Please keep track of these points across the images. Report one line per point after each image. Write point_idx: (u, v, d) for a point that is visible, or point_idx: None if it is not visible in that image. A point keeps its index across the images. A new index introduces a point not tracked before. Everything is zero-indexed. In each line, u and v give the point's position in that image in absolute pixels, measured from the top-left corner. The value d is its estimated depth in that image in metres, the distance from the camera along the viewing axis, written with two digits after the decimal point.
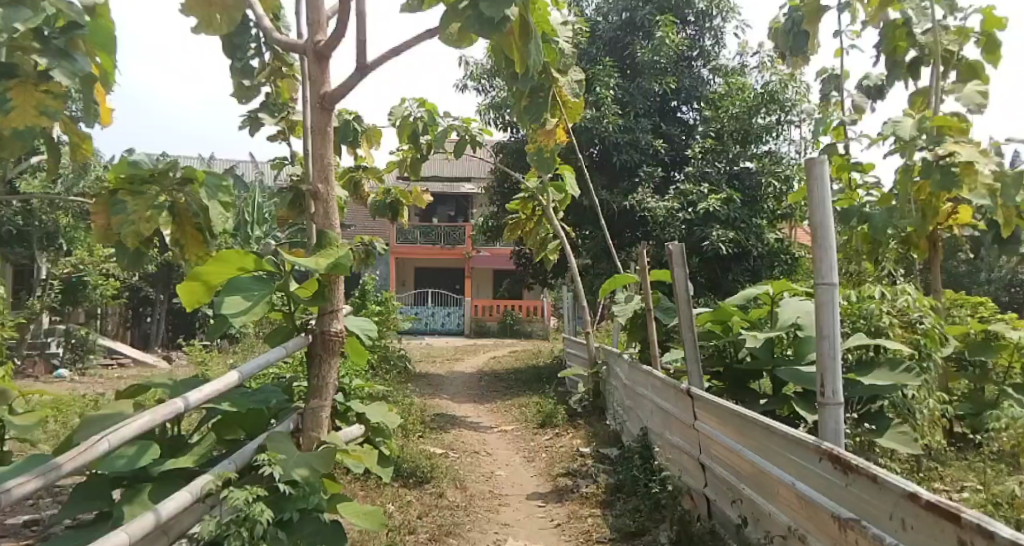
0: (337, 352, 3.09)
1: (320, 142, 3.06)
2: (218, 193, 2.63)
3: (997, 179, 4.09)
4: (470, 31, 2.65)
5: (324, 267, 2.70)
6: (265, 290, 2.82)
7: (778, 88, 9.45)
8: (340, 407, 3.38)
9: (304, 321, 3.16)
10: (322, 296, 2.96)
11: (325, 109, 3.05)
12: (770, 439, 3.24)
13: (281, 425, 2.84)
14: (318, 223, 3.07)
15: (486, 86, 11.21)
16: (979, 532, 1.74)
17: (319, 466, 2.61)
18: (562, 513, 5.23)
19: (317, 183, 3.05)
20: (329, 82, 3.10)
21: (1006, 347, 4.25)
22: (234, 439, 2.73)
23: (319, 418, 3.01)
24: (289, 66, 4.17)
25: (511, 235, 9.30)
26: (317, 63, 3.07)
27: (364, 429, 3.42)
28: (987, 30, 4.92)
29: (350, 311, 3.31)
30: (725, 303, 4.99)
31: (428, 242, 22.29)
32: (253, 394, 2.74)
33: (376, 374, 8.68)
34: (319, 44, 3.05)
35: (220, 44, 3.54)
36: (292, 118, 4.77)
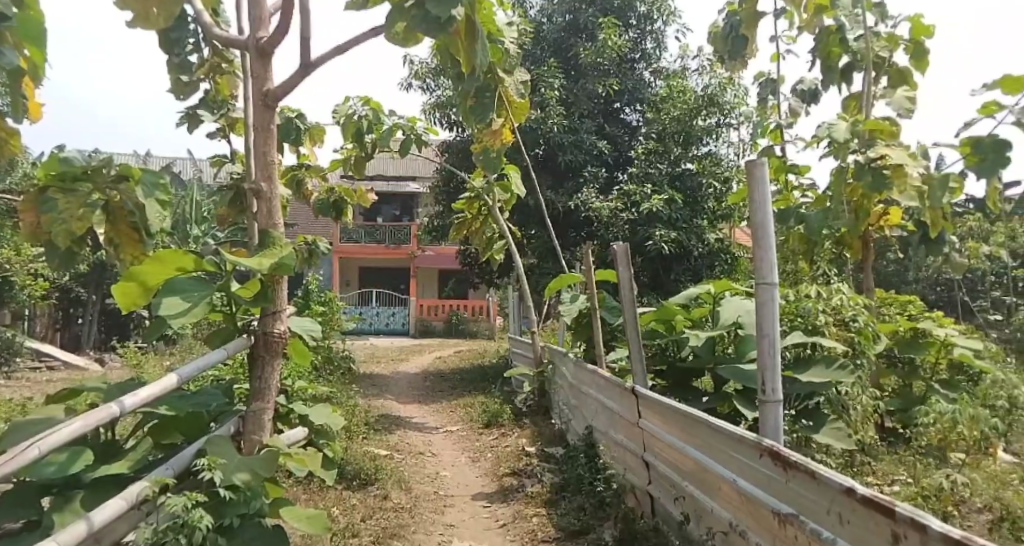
0: (280, 353, 3.00)
1: (263, 140, 2.98)
2: (155, 191, 2.52)
3: (924, 182, 4.29)
4: (416, 31, 2.63)
5: (267, 268, 2.61)
6: (205, 291, 2.69)
7: (717, 91, 9.72)
8: (282, 409, 3.30)
9: (245, 321, 3.06)
10: (266, 296, 2.86)
11: (268, 106, 2.96)
12: (712, 437, 3.33)
13: (221, 429, 2.74)
14: (261, 221, 2.98)
15: (431, 85, 11.14)
16: (912, 525, 1.83)
17: (262, 470, 2.53)
18: (507, 513, 5.23)
19: (260, 182, 2.97)
20: (271, 79, 3.01)
21: (933, 345, 4.46)
22: (171, 444, 2.64)
23: (261, 421, 2.93)
24: (229, 62, 4.05)
25: (457, 235, 9.27)
26: (259, 59, 2.98)
27: (308, 431, 3.35)
28: (915, 38, 5.16)
29: (293, 312, 3.22)
30: (668, 303, 5.10)
31: (372, 242, 22.06)
32: (191, 396, 2.64)
33: (319, 376, 8.54)
34: (261, 41, 2.96)
35: (156, 40, 3.39)
36: (233, 115, 4.63)
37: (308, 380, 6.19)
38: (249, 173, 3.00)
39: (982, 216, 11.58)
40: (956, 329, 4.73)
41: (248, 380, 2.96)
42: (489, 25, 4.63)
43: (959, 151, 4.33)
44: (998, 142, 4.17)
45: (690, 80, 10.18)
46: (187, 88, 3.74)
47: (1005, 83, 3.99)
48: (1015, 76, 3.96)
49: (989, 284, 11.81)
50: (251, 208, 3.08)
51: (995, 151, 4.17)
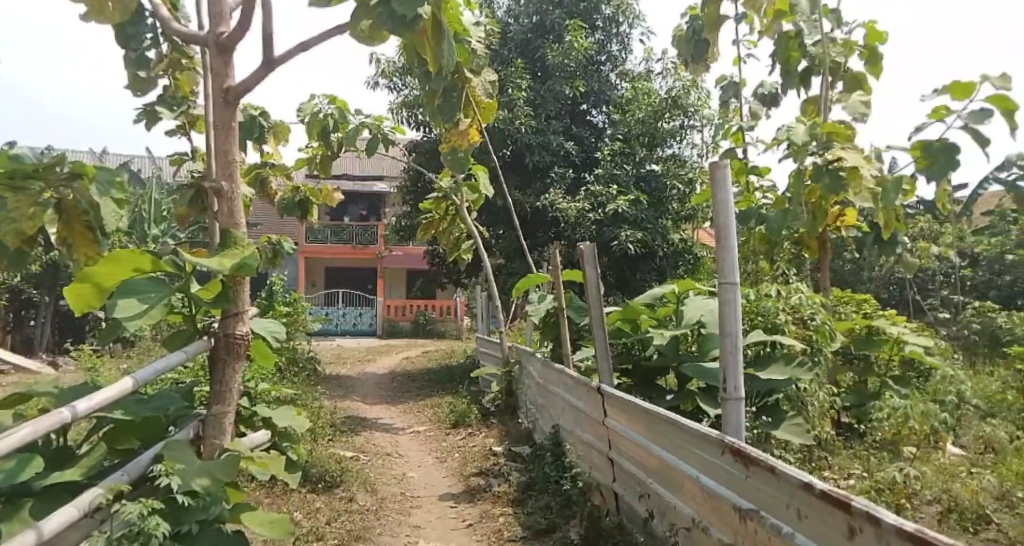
0: (242, 355, 2.95)
1: (224, 137, 2.93)
2: (111, 190, 2.45)
3: (879, 184, 4.42)
4: (381, 28, 2.60)
5: (229, 268, 2.56)
6: (162, 292, 2.63)
7: (681, 94, 9.86)
8: (244, 412, 3.23)
9: (205, 323, 3.00)
10: (226, 297, 2.80)
11: (229, 103, 2.91)
12: (676, 434, 3.37)
13: (180, 433, 2.68)
14: (222, 220, 2.93)
15: (398, 85, 11.07)
16: (868, 519, 1.88)
17: (221, 474, 2.49)
18: (473, 513, 5.23)
19: (221, 181, 2.92)
20: (232, 76, 2.96)
21: (886, 342, 4.59)
22: (127, 449, 2.58)
23: (222, 424, 2.89)
24: (189, 58, 3.97)
25: (424, 235, 9.24)
26: (219, 55, 2.93)
27: (270, 434, 3.29)
28: (870, 43, 5.28)
29: (256, 313, 3.16)
30: (633, 302, 5.16)
31: (338, 242, 21.84)
32: (147, 400, 2.58)
33: (284, 377, 8.44)
34: (222, 36, 2.91)
35: (112, 35, 3.31)
36: (193, 112, 4.54)
37: (270, 383, 6.11)
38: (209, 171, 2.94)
39: (933, 217, 11.95)
40: (909, 326, 4.87)
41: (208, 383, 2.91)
42: (455, 25, 4.62)
43: (911, 153, 4.45)
44: (947, 146, 4.31)
45: (655, 82, 10.28)
46: (145, 84, 3.67)
47: (956, 89, 4.11)
48: (964, 81, 4.08)
49: (939, 283, 12.19)
50: (212, 206, 3.02)
51: (945, 154, 4.30)
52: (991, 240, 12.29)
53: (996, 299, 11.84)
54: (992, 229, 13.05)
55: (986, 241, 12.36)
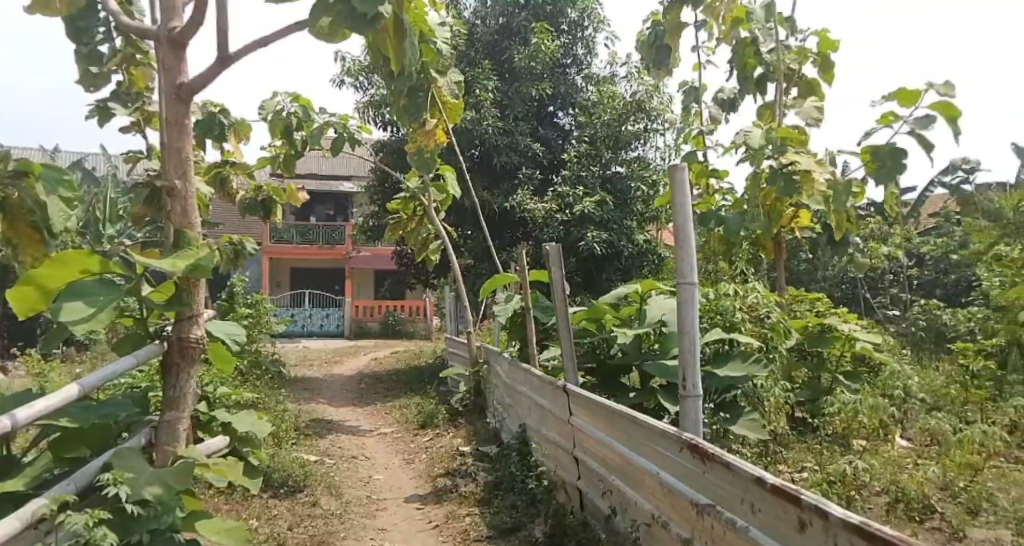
0: (197, 359, 2.86)
1: (176, 135, 2.86)
2: (59, 188, 2.42)
3: (830, 187, 4.59)
4: (341, 27, 2.55)
5: (182, 270, 2.45)
6: (113, 294, 2.49)
7: (644, 98, 10.01)
8: (202, 416, 3.14)
9: (159, 326, 2.92)
10: (180, 299, 2.69)
11: (182, 99, 2.87)
12: (637, 431, 3.44)
13: (131, 440, 2.63)
14: (175, 219, 2.85)
15: (364, 83, 11.03)
16: (816, 513, 1.96)
17: (174, 482, 2.42)
18: (440, 514, 5.24)
19: (174, 178, 2.83)
20: (186, 72, 2.91)
21: (838, 339, 4.73)
22: (77, 458, 2.49)
23: (175, 430, 2.78)
24: (145, 52, 3.85)
25: (391, 235, 9.22)
26: (172, 51, 2.87)
27: (228, 439, 3.19)
28: (822, 52, 5.44)
29: (212, 314, 3.02)
30: (598, 302, 5.24)
31: (304, 242, 21.63)
32: (96, 405, 2.51)
33: (246, 381, 8.35)
34: (174, 31, 2.85)
35: (63, 29, 3.27)
36: (149, 109, 4.37)
37: (230, 386, 6.05)
38: (162, 169, 2.88)
39: (883, 218, 12.30)
40: (860, 324, 5.02)
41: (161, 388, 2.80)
42: (420, 25, 4.64)
43: (860, 158, 4.58)
44: (895, 151, 4.45)
45: (620, 85, 10.41)
46: (97, 80, 3.54)
47: (903, 95, 4.26)
48: (910, 88, 4.23)
49: (891, 283, 12.56)
50: (164, 204, 2.94)
51: (892, 158, 4.45)
52: (935, 241, 12.66)
53: (941, 298, 12.21)
54: (938, 230, 13.47)
55: (932, 242, 12.75)
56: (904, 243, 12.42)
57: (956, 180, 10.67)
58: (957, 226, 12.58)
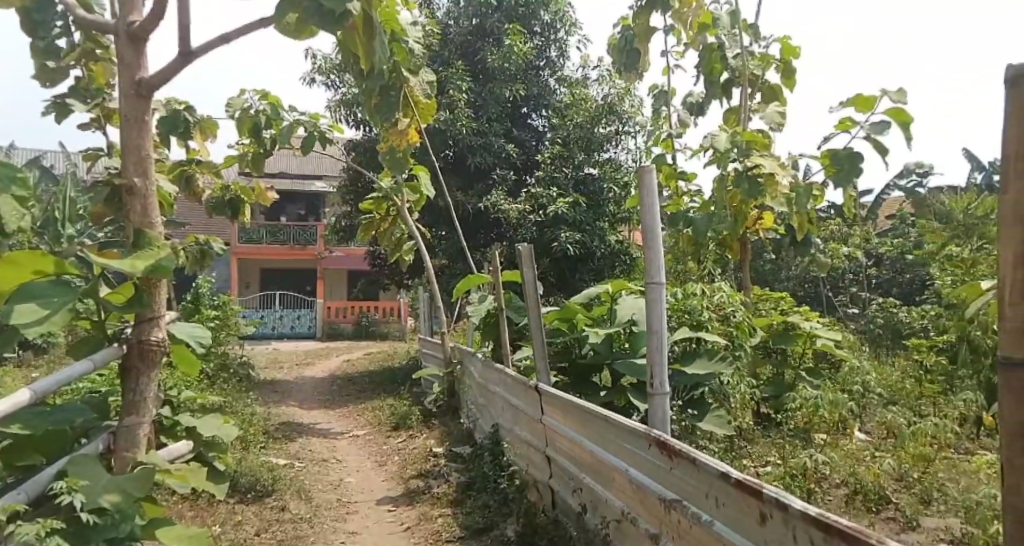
0: (161, 363, 2.30)
1: (135, 135, 2.26)
2: (12, 185, 2.12)
3: (793, 189, 4.76)
4: (308, 24, 2.21)
5: (144, 271, 1.95)
6: (69, 296, 2.00)
7: (616, 100, 10.18)
8: (165, 420, 2.63)
9: (118, 329, 2.37)
10: (143, 300, 2.18)
11: (143, 97, 2.26)
12: (607, 429, 3.49)
13: (86, 446, 2.13)
14: (134, 220, 2.24)
15: (335, 82, 10.99)
16: (777, 505, 2.02)
17: (135, 490, 1.97)
18: (412, 515, 5.25)
19: (133, 179, 2.24)
20: (148, 69, 2.32)
21: (800, 337, 4.86)
22: (31, 466, 2.10)
23: (136, 437, 2.22)
24: (105, 47, 3.59)
25: (364, 235, 9.16)
26: (130, 45, 2.28)
27: (194, 445, 2.65)
28: (784, 58, 5.56)
29: (175, 314, 2.53)
30: (570, 302, 5.31)
31: (275, 242, 21.43)
32: (50, 411, 2.05)
33: (212, 385, 8.25)
34: (134, 24, 2.27)
35: (17, 23, 2.99)
36: (109, 106, 3.98)
37: (195, 390, 6.00)
38: (119, 169, 2.28)
39: (842, 220, 12.62)
40: (821, 322, 5.16)
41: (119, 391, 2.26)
42: (391, 23, 4.64)
43: (820, 161, 4.71)
44: (852, 155, 4.58)
45: (592, 88, 10.53)
46: (54, 74, 3.42)
47: (859, 102, 4.39)
48: (866, 95, 4.36)
49: (851, 283, 12.91)
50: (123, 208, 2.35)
51: (850, 162, 4.58)
52: (892, 242, 13.00)
53: (897, 296, 12.56)
54: (893, 231, 13.88)
55: (889, 243, 13.07)
56: (862, 244, 12.74)
57: (910, 183, 10.95)
58: (910, 228, 12.97)
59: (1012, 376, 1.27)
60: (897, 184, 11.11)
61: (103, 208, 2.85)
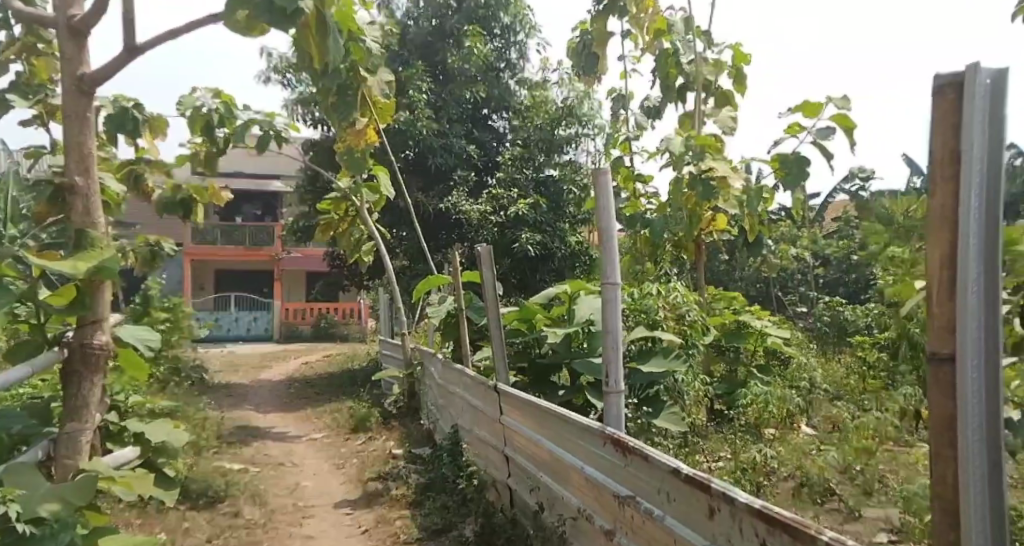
0: (103, 369, 2.23)
1: (76, 132, 2.19)
2: None
3: (744, 192, 4.87)
4: (259, 21, 2.11)
5: (86, 273, 1.90)
6: (3, 297, 1.91)
7: (575, 103, 10.20)
8: (113, 426, 2.62)
9: (60, 331, 2.30)
10: (84, 303, 2.11)
11: (85, 93, 2.20)
12: (564, 428, 3.52)
13: (23, 454, 2.04)
14: (75, 220, 2.17)
15: (290, 81, 10.90)
16: (724, 499, 2.07)
17: (75, 499, 1.90)
18: (370, 518, 5.21)
19: (73, 176, 2.17)
20: (91, 65, 2.25)
21: (751, 335, 4.99)
22: None
23: (78, 442, 2.15)
24: (48, 42, 3.48)
25: (322, 236, 9.05)
26: (71, 39, 2.22)
27: (141, 451, 2.57)
28: (736, 64, 5.69)
29: (120, 317, 2.47)
30: (529, 302, 5.33)
31: (230, 243, 21.04)
32: None
33: (164, 390, 8.07)
34: (74, 18, 2.20)
35: None
36: (52, 103, 3.85)
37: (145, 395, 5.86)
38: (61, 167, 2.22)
39: (793, 222, 12.97)
40: (771, 320, 5.30)
41: (60, 397, 2.18)
42: (348, 22, 4.59)
43: (770, 165, 4.83)
44: (800, 159, 4.71)
45: (552, 91, 10.57)
46: None
47: (806, 108, 4.51)
48: (813, 101, 4.49)
49: (801, 283, 13.27)
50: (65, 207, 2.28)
51: (798, 166, 4.70)
52: (838, 243, 13.40)
53: (845, 296, 12.90)
54: (839, 233, 14.31)
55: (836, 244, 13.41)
56: (810, 246, 13.05)
57: (857, 187, 11.26)
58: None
59: (940, 371, 1.36)
60: (844, 187, 11.42)
61: (45, 208, 2.77)
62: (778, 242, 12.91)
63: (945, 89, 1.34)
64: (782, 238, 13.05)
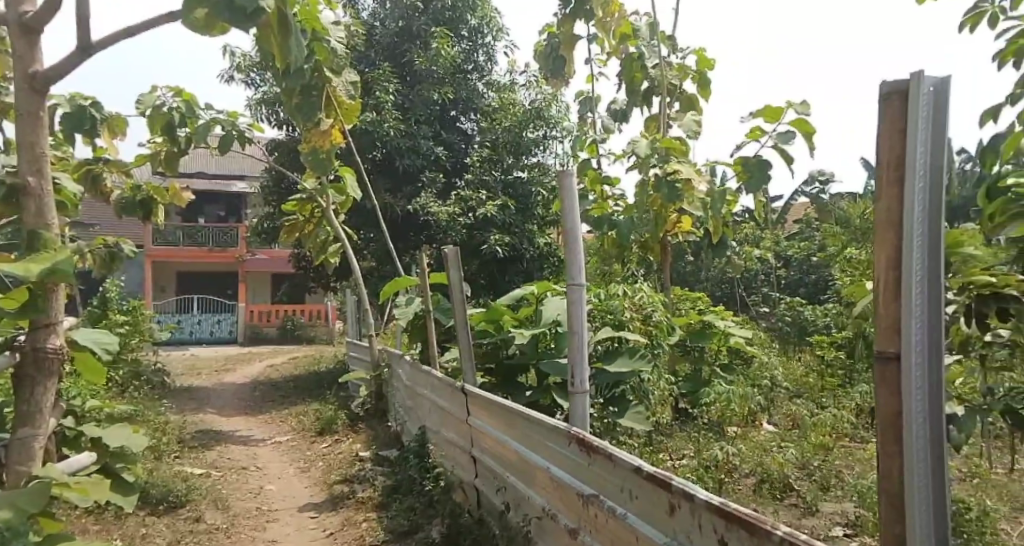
0: (57, 373, 2.14)
1: (31, 130, 2.06)
2: None
3: (708, 195, 4.94)
4: (217, 20, 1.99)
5: (39, 276, 1.80)
6: None
7: (544, 106, 10.24)
8: (68, 431, 2.53)
9: (10, 338, 2.21)
10: (37, 305, 1.99)
11: (38, 93, 2.04)
12: (530, 428, 3.54)
13: None
14: (29, 223, 2.04)
15: (254, 80, 10.76)
16: (684, 497, 2.11)
17: (28, 505, 1.80)
18: (335, 521, 5.17)
19: (26, 176, 2.03)
20: (43, 64, 2.10)
21: (716, 335, 5.09)
22: None
23: (31, 448, 2.08)
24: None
25: (288, 237, 8.93)
26: (22, 37, 2.06)
27: (98, 455, 2.51)
28: (700, 69, 5.78)
29: (75, 319, 2.43)
30: (496, 303, 5.32)
31: (193, 244, 20.68)
32: None
33: (122, 395, 7.90)
34: (26, 14, 2.03)
35: None
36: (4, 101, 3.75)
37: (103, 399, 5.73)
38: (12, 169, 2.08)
39: (756, 224, 13.20)
40: (734, 321, 5.40)
41: (10, 403, 2.08)
42: (313, 22, 4.56)
43: (733, 169, 4.92)
44: (761, 163, 4.81)
45: (519, 93, 10.61)
46: None
47: (767, 113, 4.60)
48: (774, 106, 4.59)
49: (763, 284, 13.53)
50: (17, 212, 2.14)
51: (759, 170, 4.80)
52: (799, 245, 13.68)
53: (805, 296, 13.20)
54: (799, 235, 14.59)
55: (796, 246, 13.71)
56: (773, 248, 13.30)
57: (817, 189, 11.46)
58: (815, 232, 13.67)
59: (886, 369, 1.41)
60: (805, 190, 11.64)
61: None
62: (741, 244, 13.12)
63: (891, 96, 1.38)
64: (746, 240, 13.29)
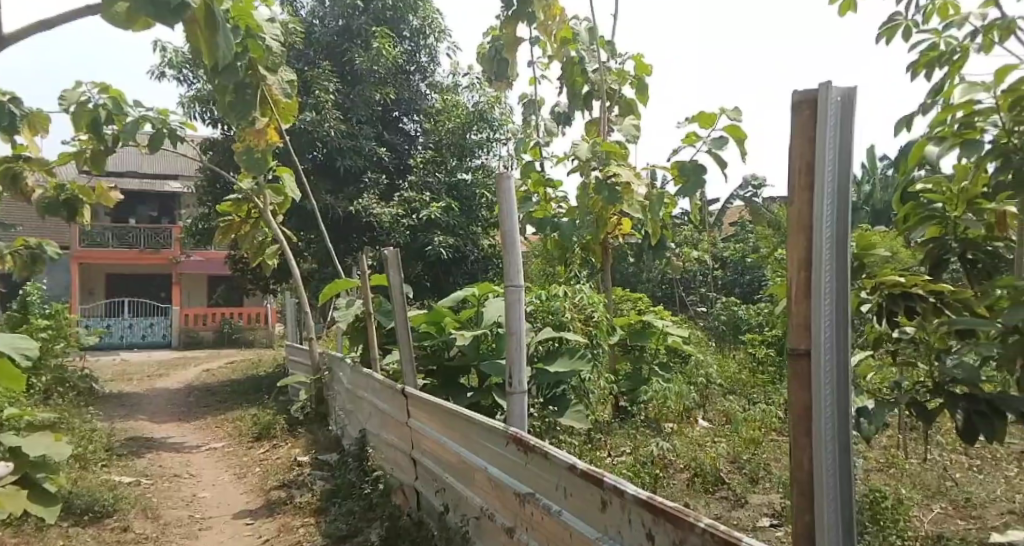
0: None
1: None
2: None
3: (647, 198, 5.05)
4: (139, 15, 1.94)
5: None
6: None
7: (486, 108, 10.36)
8: None
9: None
10: None
11: None
12: (469, 429, 3.56)
13: None
14: None
15: (187, 77, 10.44)
16: (615, 492, 2.16)
17: None
18: (271, 527, 5.07)
19: None
20: None
21: (654, 334, 5.24)
22: None
23: None
24: None
25: (223, 238, 8.70)
26: None
27: (14, 466, 2.39)
28: (638, 75, 5.91)
29: None
30: (438, 305, 5.31)
31: (123, 246, 19.92)
32: None
33: (45, 402, 7.55)
34: None
35: None
36: None
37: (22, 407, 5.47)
38: None
39: (693, 227, 13.54)
40: (672, 320, 5.55)
41: None
42: (246, 19, 4.47)
43: (670, 172, 5.05)
44: (697, 166, 4.95)
45: (462, 95, 10.69)
46: None
47: (702, 118, 4.75)
48: (708, 112, 4.73)
49: (701, 283, 13.89)
50: None
51: (695, 174, 4.94)
52: (735, 246, 14.09)
53: (740, 296, 13.61)
54: (735, 237, 15.03)
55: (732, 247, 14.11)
56: (710, 249, 13.65)
57: (750, 193, 11.87)
58: (749, 233, 14.14)
59: (799, 363, 1.49)
60: (740, 193, 12.03)
61: None
62: (680, 246, 13.43)
63: (803, 105, 1.46)
64: (684, 241, 13.61)
